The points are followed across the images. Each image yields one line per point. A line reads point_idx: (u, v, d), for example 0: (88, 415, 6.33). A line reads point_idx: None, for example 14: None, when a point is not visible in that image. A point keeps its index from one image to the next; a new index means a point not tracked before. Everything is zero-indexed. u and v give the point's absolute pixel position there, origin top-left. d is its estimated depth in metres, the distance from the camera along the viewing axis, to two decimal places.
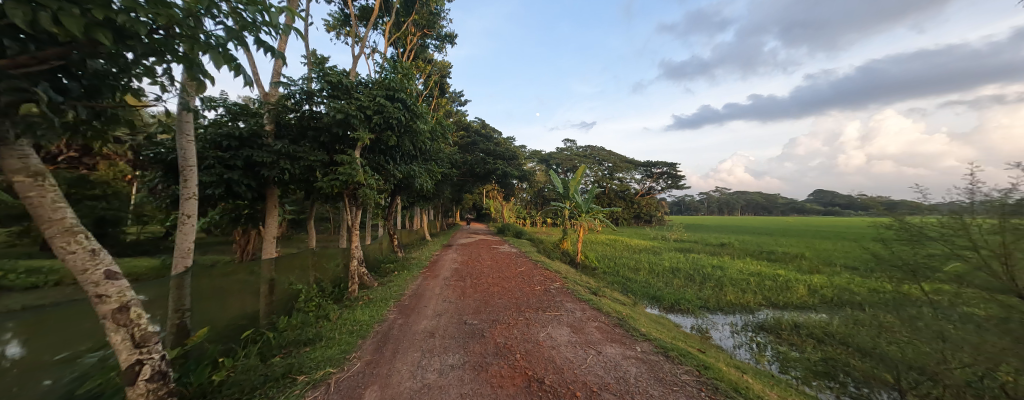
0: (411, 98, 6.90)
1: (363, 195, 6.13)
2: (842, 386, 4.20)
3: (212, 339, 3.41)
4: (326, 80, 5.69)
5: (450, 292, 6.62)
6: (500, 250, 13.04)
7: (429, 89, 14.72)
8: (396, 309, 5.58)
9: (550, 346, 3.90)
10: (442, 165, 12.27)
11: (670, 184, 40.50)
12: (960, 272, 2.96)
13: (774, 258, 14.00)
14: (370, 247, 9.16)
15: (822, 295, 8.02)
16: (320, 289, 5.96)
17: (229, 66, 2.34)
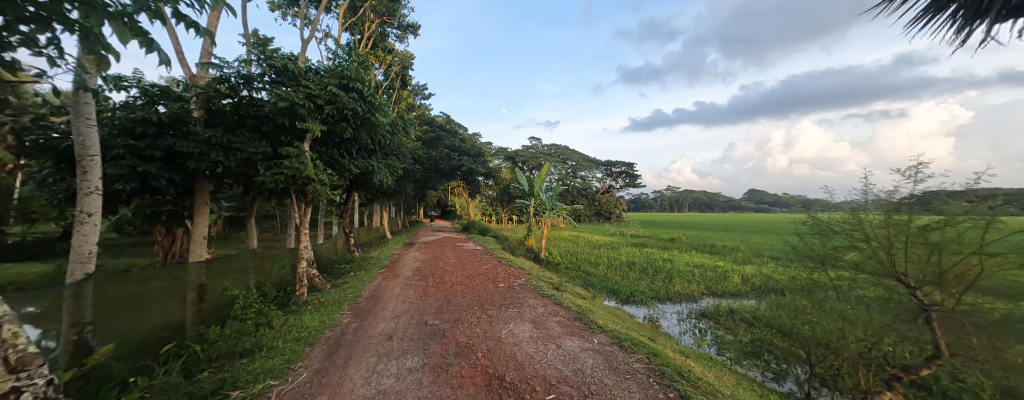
0: (368, 88, 6.53)
1: (313, 192, 5.70)
2: (766, 364, 4.72)
3: (122, 356, 2.94)
4: (269, 64, 5.16)
5: (411, 292, 6.37)
6: (466, 247, 12.83)
7: (390, 82, 14.14)
8: (350, 312, 5.25)
9: (513, 343, 3.93)
10: (404, 160, 11.85)
11: (626, 183, 42.86)
12: (857, 260, 3.64)
13: (715, 251, 15.47)
14: (321, 247, 8.55)
15: (753, 283, 9.02)
16: (262, 294, 5.40)
17: (140, 41, 2.02)
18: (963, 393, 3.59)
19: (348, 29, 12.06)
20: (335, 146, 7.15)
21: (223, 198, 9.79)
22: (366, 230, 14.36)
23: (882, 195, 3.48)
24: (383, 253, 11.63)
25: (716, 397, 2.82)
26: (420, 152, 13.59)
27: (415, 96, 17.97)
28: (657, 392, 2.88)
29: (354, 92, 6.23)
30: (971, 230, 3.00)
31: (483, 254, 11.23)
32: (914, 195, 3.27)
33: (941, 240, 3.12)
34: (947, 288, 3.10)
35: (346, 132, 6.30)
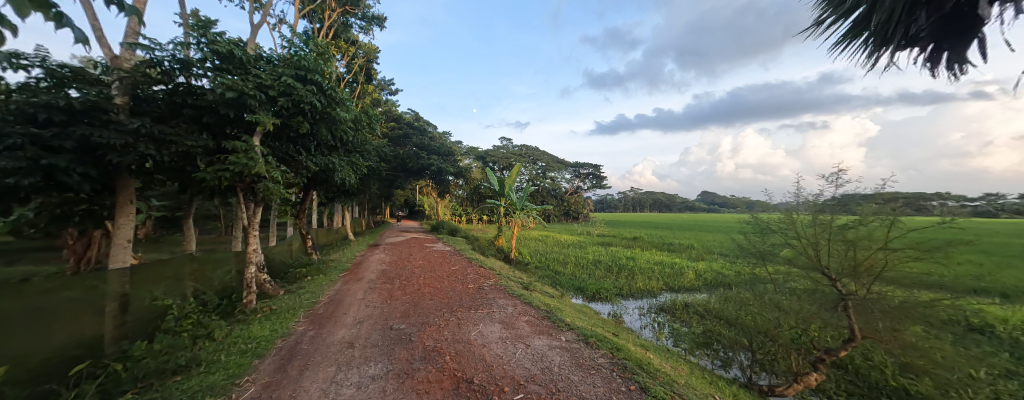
0: (328, 81, 6.19)
1: (264, 190, 5.27)
2: (715, 352, 5.08)
3: (17, 382, 2.49)
4: (212, 48, 4.63)
5: (376, 296, 6.08)
6: (434, 249, 12.49)
7: (353, 75, 13.43)
8: (307, 319, 4.90)
9: (482, 344, 3.88)
10: (369, 158, 11.32)
11: (594, 185, 44.52)
12: (791, 255, 4.09)
13: (673, 249, 16.50)
14: (272, 249, 7.89)
15: (705, 278, 9.74)
16: (201, 303, 4.87)
17: (46, 16, 1.74)
18: (871, 370, 4.18)
19: (306, 16, 11.31)
20: (289, 141, 6.66)
21: (155, 197, 8.72)
22: (324, 231, 13.49)
23: (810, 197, 3.91)
24: (344, 255, 11.00)
25: (673, 387, 3.00)
26: (386, 150, 13.05)
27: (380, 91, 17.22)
28: (620, 385, 2.99)
29: (311, 84, 5.86)
30: (879, 228, 3.50)
31: (454, 255, 11.02)
32: (836, 198, 3.72)
33: (856, 238, 3.59)
34: (860, 279, 3.60)
35: (302, 126, 5.92)
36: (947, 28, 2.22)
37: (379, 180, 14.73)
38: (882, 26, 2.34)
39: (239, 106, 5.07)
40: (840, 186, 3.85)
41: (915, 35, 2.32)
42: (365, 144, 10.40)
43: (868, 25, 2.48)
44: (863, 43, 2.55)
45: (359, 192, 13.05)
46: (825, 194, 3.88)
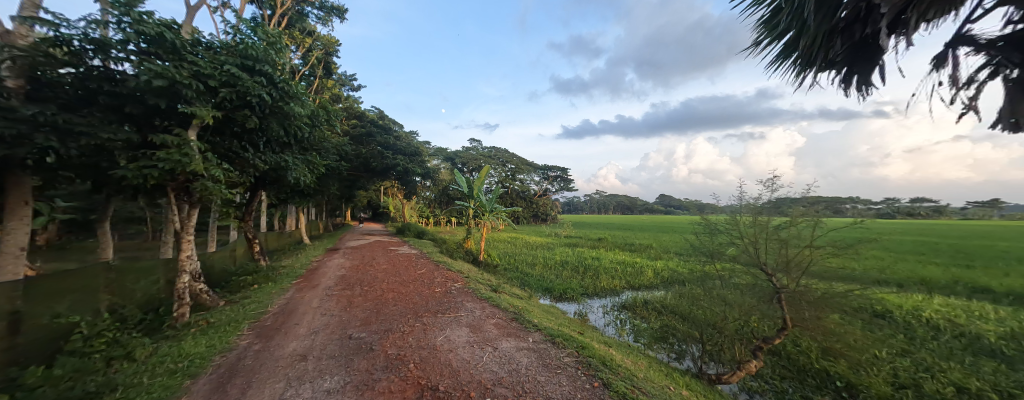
0: (280, 73, 5.74)
1: (201, 189, 4.71)
2: (671, 345, 5.43)
3: None
4: (137, 29, 4.06)
5: (333, 304, 5.68)
6: (399, 252, 11.96)
7: (310, 68, 12.60)
8: (252, 332, 4.44)
9: (449, 350, 3.78)
10: (327, 156, 10.64)
11: (562, 187, 45.82)
12: (735, 254, 4.45)
13: (634, 249, 17.37)
14: (212, 256, 7.07)
15: (663, 276, 10.36)
16: (119, 318, 4.24)
17: None
18: (800, 355, 4.71)
19: (256, 1, 10.45)
20: (233, 136, 6.08)
21: (62, 196, 7.48)
22: (274, 235, 12.41)
23: (750, 200, 4.31)
24: (299, 260, 10.20)
25: (633, 382, 3.13)
26: (347, 148, 12.32)
27: (340, 86, 16.28)
28: (584, 383, 3.07)
29: (260, 76, 5.41)
30: (806, 228, 3.96)
31: (422, 258, 10.63)
32: (772, 201, 4.12)
33: (787, 236, 4.02)
34: (791, 273, 4.05)
35: (250, 121, 5.42)
36: (855, 55, 2.62)
37: (340, 180, 13.89)
38: (807, 51, 2.70)
39: (172, 95, 4.52)
40: (775, 190, 4.27)
41: (832, 60, 2.69)
42: (322, 141, 9.75)
43: (796, 49, 2.84)
44: (793, 65, 2.92)
45: (317, 193, 12.20)
46: (763, 197, 4.29)
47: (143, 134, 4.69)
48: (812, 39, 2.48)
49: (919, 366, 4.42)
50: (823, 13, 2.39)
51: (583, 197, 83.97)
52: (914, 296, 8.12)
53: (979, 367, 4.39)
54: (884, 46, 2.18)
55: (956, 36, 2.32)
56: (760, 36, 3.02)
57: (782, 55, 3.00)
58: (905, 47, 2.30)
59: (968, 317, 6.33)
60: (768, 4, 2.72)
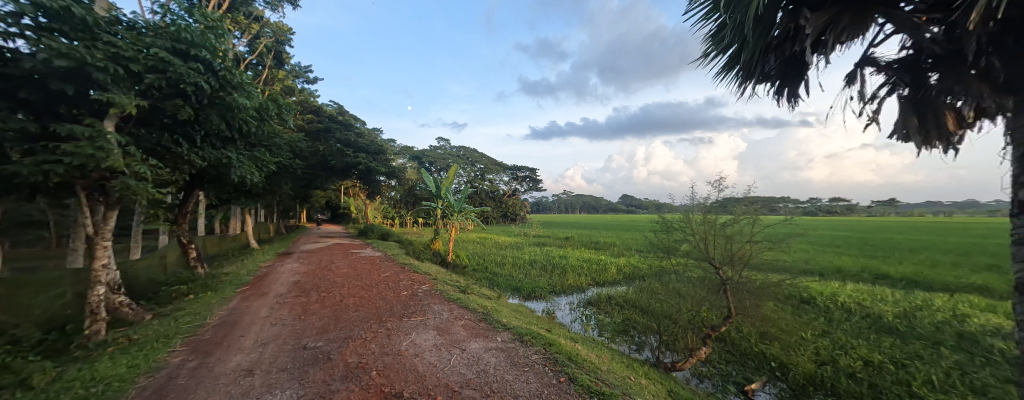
0: (220, 60, 5.25)
1: (119, 187, 4.10)
2: (631, 337, 5.73)
3: None
4: (35, 1, 3.45)
5: (285, 312, 5.24)
6: (361, 255, 11.37)
7: (258, 57, 11.57)
8: (186, 348, 3.96)
9: (415, 354, 3.65)
10: (280, 153, 9.84)
11: (532, 187, 46.34)
12: (688, 249, 4.76)
13: (598, 246, 18.05)
14: (134, 264, 6.20)
15: (625, 272, 10.89)
16: (10, 340, 3.56)
17: None
18: (742, 340, 5.20)
19: None
20: (162, 128, 5.40)
21: None
22: (215, 239, 11.23)
23: (700, 200, 4.64)
24: (245, 265, 9.31)
25: (597, 375, 3.24)
26: (302, 145, 11.46)
27: (293, 78, 15.13)
28: (550, 379, 3.12)
29: (195, 62, 4.90)
30: (746, 225, 4.39)
31: (384, 260, 10.19)
32: (719, 201, 4.49)
33: (731, 233, 4.41)
34: (734, 265, 4.44)
35: (184, 112, 4.85)
36: (786, 70, 2.94)
37: (293, 179, 12.90)
38: (747, 64, 2.98)
39: (82, 79, 3.87)
40: (721, 190, 4.64)
41: (767, 73, 2.99)
42: (273, 137, 8.98)
43: (738, 63, 3.12)
44: (735, 76, 3.21)
45: (266, 192, 11.22)
46: (711, 198, 4.66)
47: (42, 124, 3.90)
48: (751, 53, 2.74)
49: (835, 344, 5.09)
50: (760, 30, 2.65)
51: (546, 197, 85.56)
52: (832, 283, 9.32)
53: (880, 342, 5.15)
54: (808, 63, 2.47)
55: (862, 58, 2.70)
56: (709, 48, 3.27)
57: (725, 68, 3.28)
58: (826, 65, 2.62)
59: (872, 300, 7.40)
60: (715, 19, 2.96)
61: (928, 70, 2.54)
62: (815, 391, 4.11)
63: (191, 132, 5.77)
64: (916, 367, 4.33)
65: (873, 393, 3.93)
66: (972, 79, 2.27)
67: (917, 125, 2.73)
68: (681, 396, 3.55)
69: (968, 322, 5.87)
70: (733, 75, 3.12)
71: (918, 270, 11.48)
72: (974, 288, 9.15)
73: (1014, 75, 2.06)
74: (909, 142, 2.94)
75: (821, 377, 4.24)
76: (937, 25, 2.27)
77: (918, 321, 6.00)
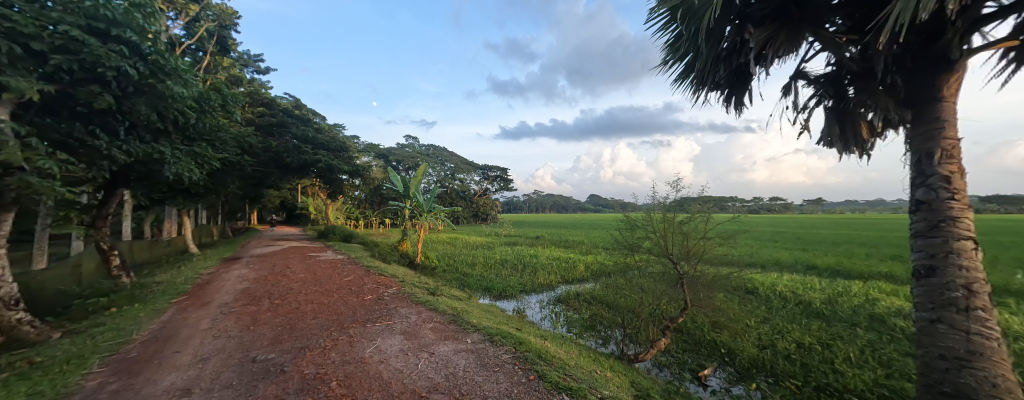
0: (150, 43, 4.71)
1: (17, 186, 3.47)
2: (598, 331, 5.95)
3: None
4: None
5: (231, 323, 4.77)
6: (320, 258, 10.68)
7: (198, 42, 10.44)
8: (106, 368, 3.46)
9: (379, 361, 3.48)
10: (224, 148, 8.96)
11: (503, 187, 46.25)
12: (650, 246, 5.00)
13: (568, 245, 18.48)
14: (39, 275, 5.33)
15: (592, 269, 11.25)
16: None
17: None
18: (697, 330, 5.59)
19: None
20: (74, 117, 4.67)
21: None
22: (145, 244, 9.99)
23: (660, 199, 4.90)
24: (182, 272, 8.37)
25: (565, 370, 3.31)
26: (252, 140, 10.53)
27: (241, 66, 13.84)
28: (520, 377, 3.13)
29: (117, 43, 4.32)
30: (700, 222, 4.72)
31: (345, 263, 9.65)
32: (676, 200, 4.78)
33: (687, 230, 4.71)
34: (690, 261, 4.75)
35: (101, 99, 4.22)
36: (734, 79, 3.21)
37: (240, 177, 11.82)
38: (700, 73, 3.22)
39: None
40: (679, 190, 4.94)
41: (718, 82, 3.25)
42: (216, 130, 8.14)
43: (692, 71, 3.36)
44: (690, 84, 3.45)
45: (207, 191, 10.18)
46: (670, 197, 4.95)
47: None
48: (704, 62, 2.97)
49: (774, 329, 5.65)
50: (712, 41, 2.87)
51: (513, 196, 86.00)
52: (774, 275, 10.33)
53: (809, 326, 5.79)
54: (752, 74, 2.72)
55: (796, 72, 3.02)
56: (667, 57, 3.49)
57: (682, 75, 3.51)
58: (767, 77, 2.90)
59: (804, 288, 8.30)
60: (672, 29, 3.16)
61: (847, 84, 2.91)
62: (757, 373, 4.53)
63: (112, 122, 5.06)
64: (838, 346, 4.92)
65: (804, 372, 4.40)
66: (881, 93, 2.64)
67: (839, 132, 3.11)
68: (643, 386, 3.74)
69: (879, 305, 6.78)
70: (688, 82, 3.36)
71: (840, 260, 13.08)
72: (884, 276, 10.57)
73: (912, 91, 2.42)
74: (832, 148, 3.33)
75: (762, 360, 4.68)
76: (854, 46, 2.62)
77: (840, 306, 6.82)
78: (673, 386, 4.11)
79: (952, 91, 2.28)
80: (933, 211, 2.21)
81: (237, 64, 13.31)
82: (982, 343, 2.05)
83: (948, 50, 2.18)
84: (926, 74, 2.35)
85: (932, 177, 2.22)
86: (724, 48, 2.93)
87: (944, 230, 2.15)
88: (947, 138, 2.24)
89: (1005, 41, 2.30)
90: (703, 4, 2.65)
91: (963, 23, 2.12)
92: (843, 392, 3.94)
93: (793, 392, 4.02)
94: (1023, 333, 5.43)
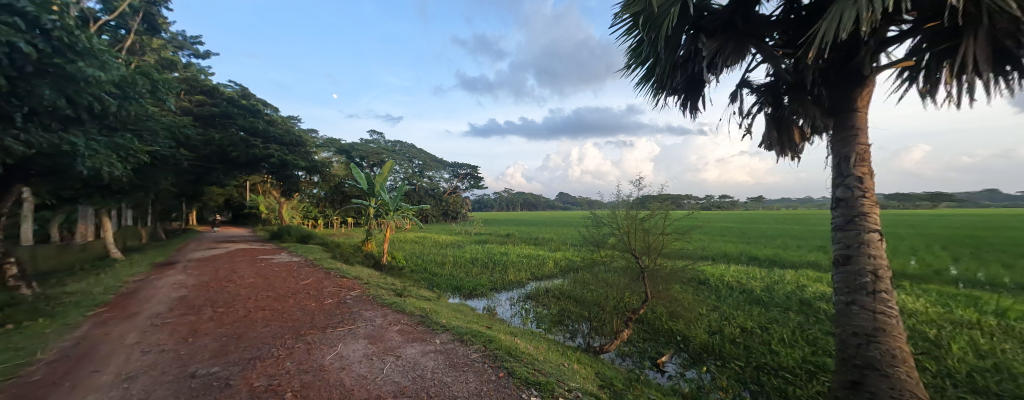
0: (55, 17, 4.08)
1: None
2: (566, 326, 6.10)
3: None
4: None
5: (165, 336, 4.26)
6: (272, 261, 9.87)
7: (119, 18, 8.72)
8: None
9: (340, 367, 3.29)
10: (156, 140, 8.01)
11: (472, 185, 45.92)
12: (613, 242, 5.22)
13: (537, 242, 18.77)
14: None
15: (561, 265, 11.53)
16: None
17: None
18: (655, 320, 5.95)
19: None
20: None
21: None
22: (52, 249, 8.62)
23: (624, 197, 5.13)
24: (102, 280, 7.33)
25: (534, 365, 3.36)
26: (188, 131, 9.44)
27: (174, 49, 12.36)
28: (490, 375, 3.13)
29: (10, 16, 3.70)
30: (660, 219, 5.01)
31: (300, 266, 9.00)
32: (639, 198, 5.05)
33: (648, 226, 4.99)
34: (651, 255, 5.02)
35: None
36: (690, 85, 3.43)
37: (174, 172, 10.57)
38: (660, 78, 3.40)
39: None
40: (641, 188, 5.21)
41: (675, 88, 3.46)
42: (143, 119, 7.19)
43: (653, 75, 3.54)
44: (651, 88, 3.64)
45: (131, 187, 9.00)
46: (633, 195, 5.20)
47: None
48: (663, 68, 3.15)
49: (722, 316, 6.15)
50: (670, 49, 3.06)
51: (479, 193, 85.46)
52: (725, 267, 11.26)
53: (752, 312, 6.38)
54: (705, 81, 2.93)
55: (741, 80, 3.30)
56: (630, 61, 3.65)
57: (643, 79, 3.70)
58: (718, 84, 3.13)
59: (749, 278, 9.15)
60: (634, 35, 3.31)
61: (783, 93, 3.23)
62: (707, 357, 4.90)
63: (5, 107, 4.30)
64: (774, 329, 5.48)
65: (746, 353, 4.85)
66: (810, 102, 2.97)
67: (777, 137, 3.45)
68: (607, 375, 3.89)
69: (806, 290, 7.68)
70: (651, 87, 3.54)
71: (777, 252, 14.59)
72: (810, 264, 11.98)
73: (834, 102, 2.75)
74: (772, 151, 3.68)
75: (712, 345, 5.08)
76: (789, 59, 2.91)
77: (777, 292, 7.60)
78: (634, 374, 4.32)
79: (865, 102, 2.62)
80: (850, 208, 2.52)
81: (169, 46, 11.80)
82: (884, 320, 2.40)
83: (861, 67, 2.50)
84: (846, 86, 2.67)
85: (850, 177, 2.54)
86: (681, 55, 3.13)
87: (858, 223, 2.46)
88: (860, 144, 2.56)
89: (904, 61, 2.68)
90: (663, 13, 2.81)
91: (874, 43, 2.44)
92: (778, 370, 4.39)
93: (737, 373, 4.41)
94: (915, 310, 6.42)
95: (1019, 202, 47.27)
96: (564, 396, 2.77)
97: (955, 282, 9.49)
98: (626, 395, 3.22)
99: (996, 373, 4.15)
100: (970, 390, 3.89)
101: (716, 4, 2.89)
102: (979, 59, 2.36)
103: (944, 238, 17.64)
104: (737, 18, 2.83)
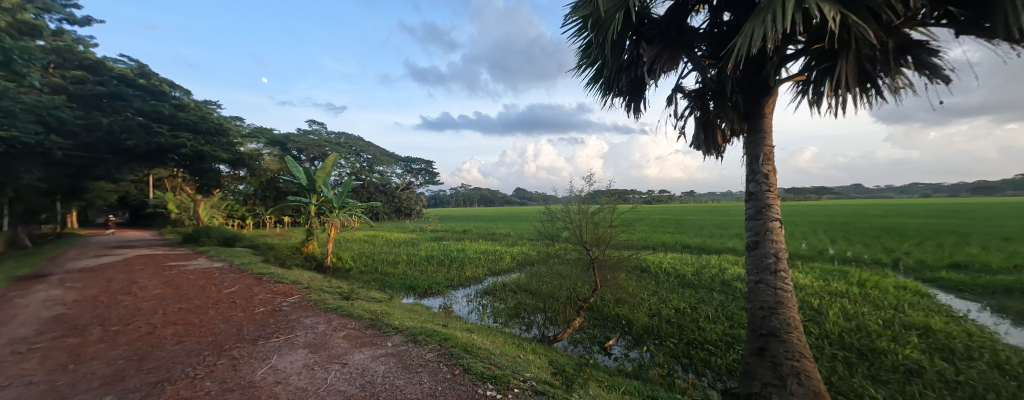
0: None
1: None
2: (522, 318, 6.24)
3: None
4: None
5: (34, 365, 3.47)
6: (186, 267, 8.54)
7: None
8: None
9: (276, 382, 2.98)
10: (15, 126, 6.44)
11: (425, 179, 44.52)
12: (566, 235, 5.45)
13: (495, 237, 18.84)
14: None
15: (518, 259, 11.73)
16: None
17: None
18: (603, 307, 6.34)
19: None
20: None
21: None
22: None
23: (576, 192, 5.37)
24: None
25: (491, 360, 3.38)
26: (61, 113, 7.71)
27: (40, 11, 9.98)
28: (445, 374, 3.07)
29: None
30: (607, 212, 5.34)
31: (223, 272, 7.91)
32: (590, 193, 5.33)
33: (597, 219, 5.29)
34: (599, 247, 5.33)
35: None
36: (634, 87, 3.66)
37: (43, 163, 8.60)
38: (608, 79, 3.59)
39: None
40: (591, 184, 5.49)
41: (621, 90, 3.67)
42: None
43: (602, 76, 3.72)
44: (599, 89, 3.82)
45: None
46: (584, 190, 5.48)
47: None
48: (610, 70, 3.33)
49: (660, 300, 6.76)
50: (615, 52, 3.25)
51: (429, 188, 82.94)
52: (665, 256, 12.40)
53: (685, 294, 7.11)
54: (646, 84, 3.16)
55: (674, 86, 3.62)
56: (580, 62, 3.79)
57: (593, 80, 3.86)
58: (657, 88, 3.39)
59: (684, 264, 10.19)
60: (584, 37, 3.44)
61: (709, 99, 3.60)
62: (647, 337, 5.35)
63: None
64: (702, 308, 6.17)
65: (679, 331, 5.40)
66: (729, 108, 3.36)
67: (703, 138, 3.86)
68: (559, 363, 4.06)
69: (728, 273, 8.80)
70: (600, 88, 3.72)
71: (706, 240, 16.49)
72: (731, 250, 13.73)
73: (746, 107, 3.13)
74: (701, 151, 4.09)
75: (651, 326, 5.58)
76: (713, 68, 3.24)
77: (706, 276, 8.59)
78: (585, 359, 4.58)
79: (769, 110, 3.02)
80: (757, 200, 2.92)
81: (31, 6, 9.42)
82: (782, 295, 2.84)
83: (768, 78, 2.89)
84: (755, 95, 3.05)
85: (758, 174, 2.93)
86: (625, 60, 3.34)
87: (764, 214, 2.87)
88: (767, 145, 2.96)
89: (798, 76, 3.15)
90: (609, 18, 2.96)
91: (777, 58, 2.81)
92: (703, 343, 4.98)
93: (672, 349, 4.89)
94: (807, 285, 7.70)
95: (875, 194, 59.08)
96: (519, 387, 2.84)
97: (833, 260, 11.62)
98: (577, 380, 3.39)
99: (859, 332, 5.16)
100: (842, 347, 4.79)
101: (654, 13, 3.12)
102: (849, 78, 2.88)
103: (828, 224, 21.37)
104: (672, 28, 3.08)
